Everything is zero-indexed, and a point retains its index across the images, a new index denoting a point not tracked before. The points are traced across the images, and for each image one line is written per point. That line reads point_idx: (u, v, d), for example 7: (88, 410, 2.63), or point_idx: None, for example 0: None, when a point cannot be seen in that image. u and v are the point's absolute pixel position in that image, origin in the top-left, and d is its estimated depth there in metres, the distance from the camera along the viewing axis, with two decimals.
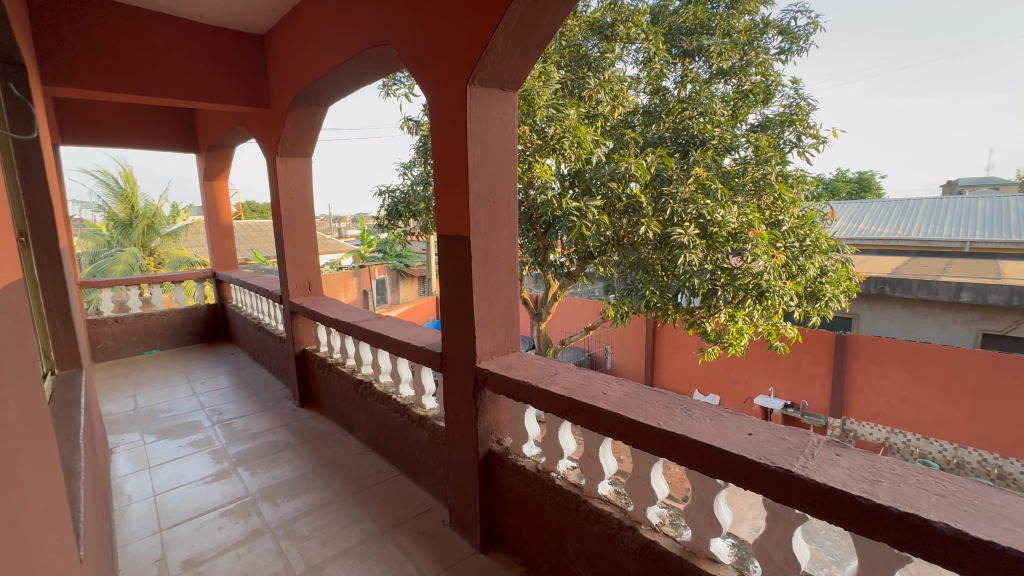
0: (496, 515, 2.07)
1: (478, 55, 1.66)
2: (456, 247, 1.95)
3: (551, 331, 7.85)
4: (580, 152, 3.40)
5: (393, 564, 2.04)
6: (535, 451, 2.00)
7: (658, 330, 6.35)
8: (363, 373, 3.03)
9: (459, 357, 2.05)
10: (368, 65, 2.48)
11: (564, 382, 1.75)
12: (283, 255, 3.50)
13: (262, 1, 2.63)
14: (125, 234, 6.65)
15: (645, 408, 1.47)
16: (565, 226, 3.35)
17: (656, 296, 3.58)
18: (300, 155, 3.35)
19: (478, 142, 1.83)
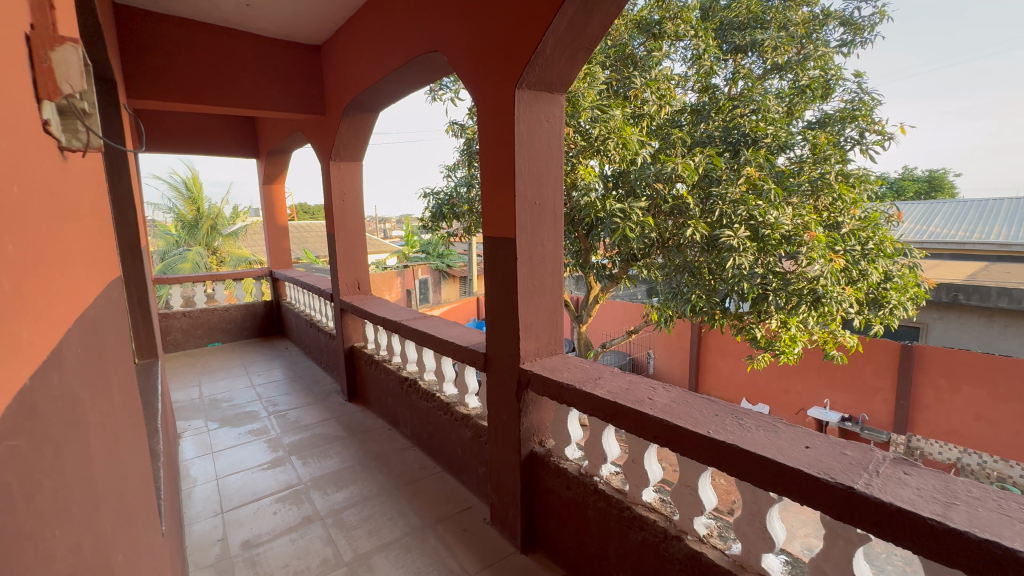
0: (537, 517, 2.08)
1: (527, 59, 1.69)
2: (502, 249, 1.98)
3: (591, 333, 7.77)
4: (624, 154, 3.37)
5: (435, 558, 2.10)
6: (578, 454, 2.00)
7: (704, 335, 6.15)
8: (408, 371, 3.13)
9: (503, 358, 2.08)
10: (417, 72, 2.56)
11: (608, 386, 1.74)
12: (335, 255, 3.66)
13: (321, 13, 2.77)
14: (192, 234, 7.14)
15: (693, 415, 1.44)
16: (608, 228, 3.33)
17: (702, 300, 3.46)
18: (352, 159, 3.50)
19: (525, 145, 1.85)
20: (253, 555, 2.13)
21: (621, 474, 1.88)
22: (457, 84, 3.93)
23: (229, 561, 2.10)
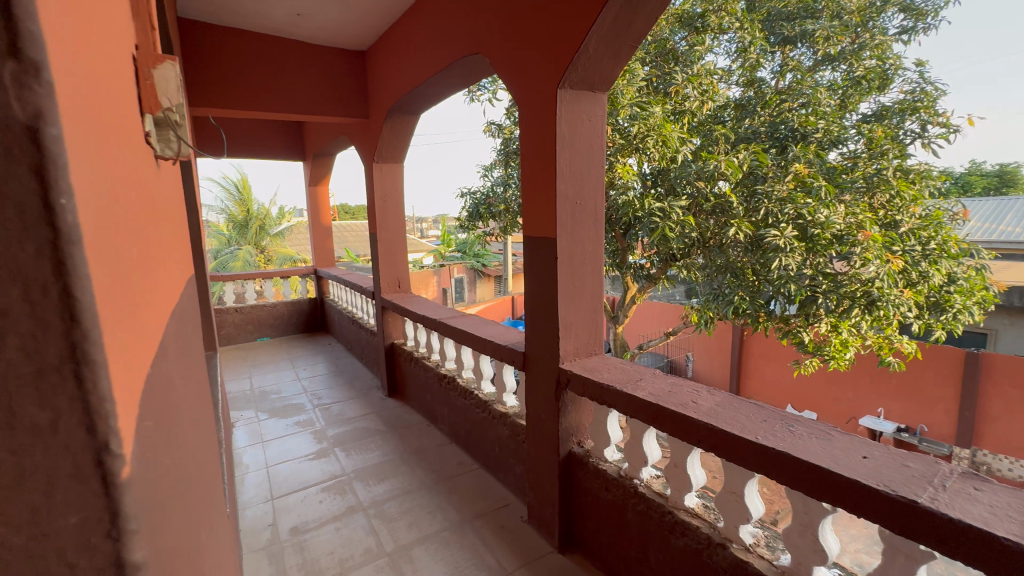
0: (575, 517, 2.08)
1: (570, 58, 1.69)
2: (542, 248, 1.99)
3: (628, 334, 7.65)
4: (664, 151, 3.29)
5: (473, 553, 2.13)
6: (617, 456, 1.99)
7: (746, 338, 5.94)
8: (447, 368, 3.19)
9: (542, 357, 2.10)
10: (458, 74, 2.60)
11: (649, 388, 1.72)
12: (377, 253, 3.77)
13: (367, 19, 2.86)
14: (242, 234, 7.51)
15: (740, 420, 1.40)
16: (646, 228, 3.28)
17: (746, 302, 3.32)
18: (394, 161, 3.60)
19: (567, 145, 1.85)
20: (301, 540, 2.24)
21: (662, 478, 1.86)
22: (495, 84, 3.96)
23: (279, 545, 2.21)
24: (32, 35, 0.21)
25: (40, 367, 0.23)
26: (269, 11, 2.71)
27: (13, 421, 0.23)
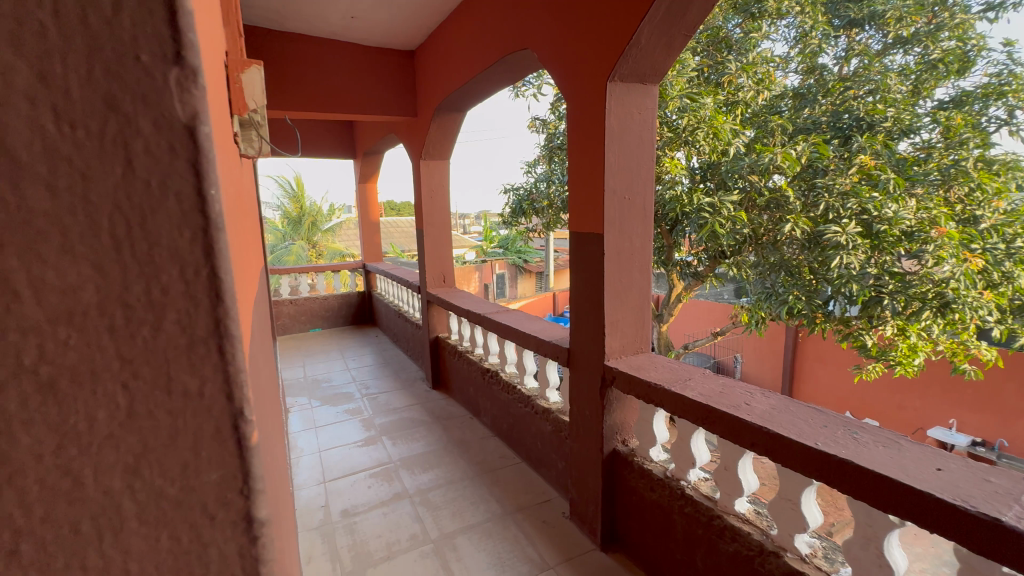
0: (619, 516, 2.06)
1: (622, 50, 1.66)
2: (589, 244, 1.98)
3: (672, 333, 7.45)
4: (715, 144, 3.17)
5: (516, 545, 2.16)
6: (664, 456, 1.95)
7: (801, 341, 5.64)
8: (490, 363, 3.23)
9: (588, 354, 2.08)
10: (505, 70, 2.62)
11: (699, 388, 1.67)
12: (424, 249, 3.86)
13: (417, 18, 2.92)
14: (296, 230, 7.90)
15: (798, 425, 1.34)
16: (695, 224, 3.18)
17: (802, 302, 3.10)
18: (440, 158, 3.67)
19: (616, 139, 1.82)
20: (351, 523, 2.34)
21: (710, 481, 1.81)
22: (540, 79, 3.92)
23: (331, 526, 2.32)
24: (189, 41, 0.23)
25: (190, 340, 0.25)
26: (326, 15, 2.83)
27: (166, 388, 0.25)
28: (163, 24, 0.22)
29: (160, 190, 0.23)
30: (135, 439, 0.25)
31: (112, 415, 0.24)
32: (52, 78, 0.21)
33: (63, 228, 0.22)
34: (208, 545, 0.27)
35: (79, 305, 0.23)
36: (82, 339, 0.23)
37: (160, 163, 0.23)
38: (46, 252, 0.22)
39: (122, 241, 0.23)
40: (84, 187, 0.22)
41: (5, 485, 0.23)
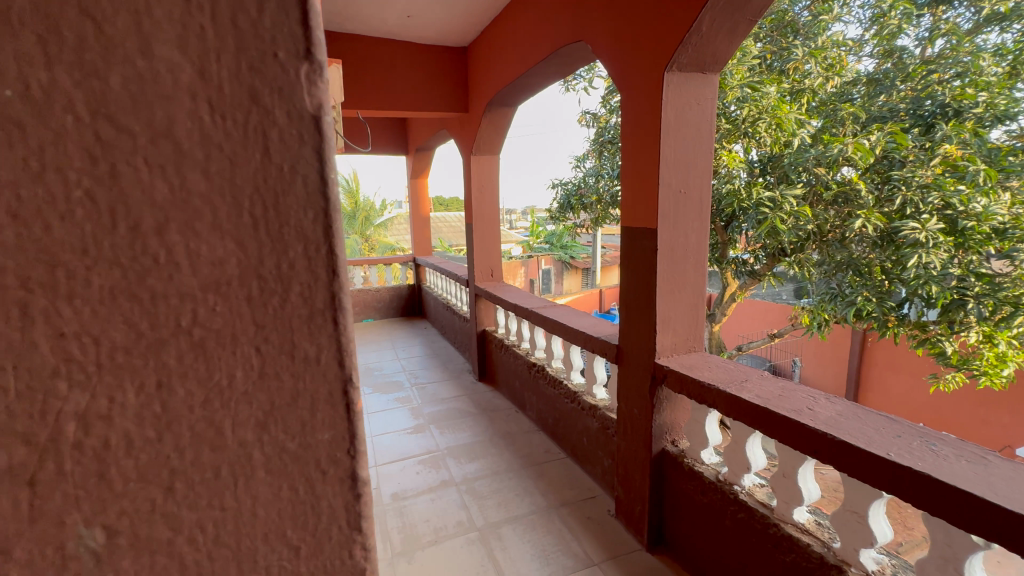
0: (667, 518, 2.02)
1: (682, 38, 1.61)
2: (642, 240, 1.94)
3: (725, 334, 7.16)
4: (778, 136, 2.96)
5: (560, 539, 2.16)
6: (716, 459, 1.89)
7: (869, 346, 5.26)
8: (536, 357, 3.25)
9: (638, 350, 2.05)
10: (557, 64, 2.60)
11: (756, 391, 1.60)
12: (473, 243, 3.92)
13: (470, 15, 2.96)
14: (350, 224, 8.22)
15: (868, 433, 1.26)
16: (752, 221, 3.02)
17: (871, 303, 2.89)
18: (490, 153, 3.70)
19: (672, 131, 1.77)
20: (401, 506, 2.43)
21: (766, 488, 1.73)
22: (591, 72, 3.86)
23: (382, 508, 2.42)
24: (316, 40, 0.26)
25: (310, 311, 0.28)
26: (384, 15, 2.92)
27: (289, 352, 0.28)
28: (296, 22, 0.25)
29: (291, 174, 0.26)
30: (265, 397, 0.28)
31: (248, 374, 0.27)
32: (208, 71, 0.24)
33: (213, 207, 0.25)
34: (318, 499, 0.30)
35: (225, 275, 0.26)
36: (226, 305, 0.26)
37: (290, 149, 0.26)
38: (200, 227, 0.25)
39: (260, 219, 0.26)
40: (230, 169, 0.25)
41: (163, 432, 0.25)
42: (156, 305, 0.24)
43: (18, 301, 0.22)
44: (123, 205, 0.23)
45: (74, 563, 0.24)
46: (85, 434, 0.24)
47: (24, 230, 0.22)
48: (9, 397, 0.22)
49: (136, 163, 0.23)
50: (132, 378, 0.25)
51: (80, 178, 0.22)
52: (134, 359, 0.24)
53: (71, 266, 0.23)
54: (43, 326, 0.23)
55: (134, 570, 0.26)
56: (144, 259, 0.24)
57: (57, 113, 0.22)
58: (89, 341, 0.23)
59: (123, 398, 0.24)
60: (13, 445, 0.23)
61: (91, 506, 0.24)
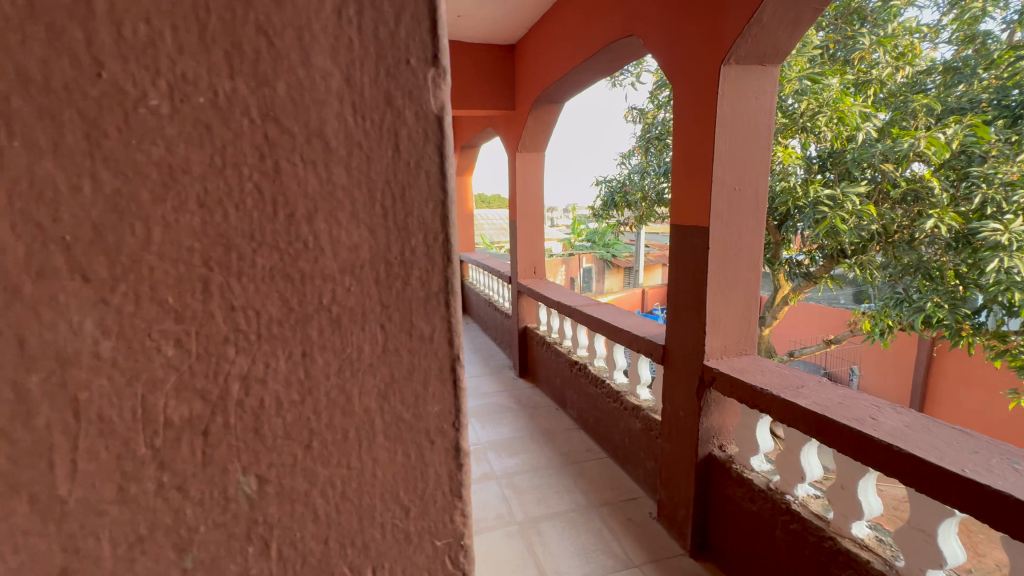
0: (713, 524, 1.97)
1: (740, 29, 1.55)
2: (693, 238, 1.89)
3: (775, 338, 6.83)
4: (841, 130, 2.67)
5: (601, 538, 2.15)
6: (767, 467, 1.83)
7: (938, 356, 4.88)
8: (579, 356, 3.24)
9: (686, 352, 2.00)
10: (607, 60, 2.58)
11: (814, 397, 1.53)
12: (516, 240, 3.95)
13: (520, 12, 2.98)
14: None
15: (939, 446, 1.19)
16: (809, 220, 2.73)
17: (943, 310, 2.56)
18: (536, 150, 3.72)
19: (728, 126, 1.71)
20: None
21: (822, 499, 1.66)
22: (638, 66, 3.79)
23: None
24: (442, 46, 0.29)
25: (427, 294, 0.31)
26: None
27: (408, 331, 0.31)
28: (426, 31, 0.28)
29: (417, 169, 0.29)
30: (386, 370, 0.31)
31: (373, 349, 0.30)
32: (354, 79, 0.27)
33: (354, 199, 0.28)
34: (427, 465, 0.33)
35: (359, 260, 0.29)
36: (358, 287, 0.29)
37: (417, 146, 0.29)
38: (342, 216, 0.28)
39: (390, 210, 0.29)
40: (366, 165, 0.28)
41: (305, 396, 0.29)
42: (304, 284, 0.28)
43: (200, 277, 0.26)
44: (283, 195, 0.27)
45: (233, 506, 0.28)
46: (246, 393, 0.28)
47: (208, 216, 0.25)
48: (191, 358, 0.26)
49: (296, 159, 0.27)
50: (283, 347, 0.28)
51: (251, 174, 0.26)
52: (284, 331, 0.28)
53: (241, 248, 0.26)
54: (218, 300, 0.26)
55: (278, 515, 0.29)
56: (296, 245, 0.27)
57: (237, 117, 0.25)
58: (252, 313, 0.27)
59: (275, 364, 0.28)
60: (193, 400, 0.27)
61: (248, 457, 0.28)
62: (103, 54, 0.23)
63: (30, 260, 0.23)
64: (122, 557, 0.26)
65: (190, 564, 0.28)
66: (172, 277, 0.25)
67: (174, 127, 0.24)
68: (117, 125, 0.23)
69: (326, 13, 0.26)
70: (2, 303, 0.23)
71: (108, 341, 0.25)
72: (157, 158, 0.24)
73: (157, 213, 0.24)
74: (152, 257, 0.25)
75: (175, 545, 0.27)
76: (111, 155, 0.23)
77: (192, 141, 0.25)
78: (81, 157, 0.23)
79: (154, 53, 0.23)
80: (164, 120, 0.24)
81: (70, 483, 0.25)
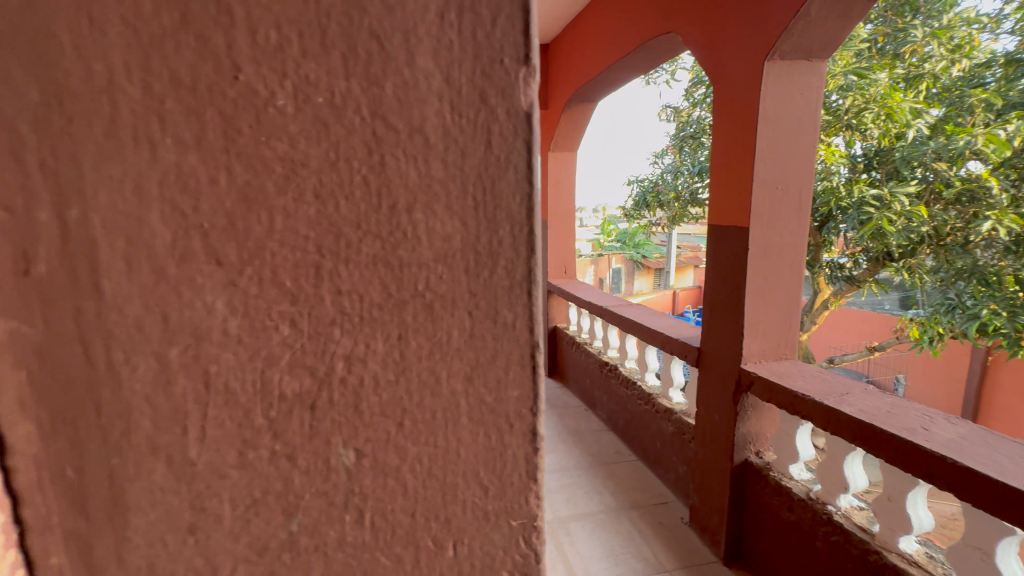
0: (749, 533, 1.90)
1: (786, 23, 1.47)
2: (731, 239, 1.80)
3: (814, 344, 6.56)
4: (887, 128, 2.41)
5: (631, 540, 2.11)
6: (806, 476, 1.77)
7: (994, 367, 4.59)
8: (609, 357, 3.21)
9: (722, 355, 1.91)
10: (643, 57, 2.55)
11: (859, 404, 1.45)
12: (547, 239, 3.93)
13: (555, 11, 2.97)
14: None
15: (1000, 461, 1.10)
16: (852, 222, 2.43)
17: (999, 320, 2.26)
18: (568, 148, 3.70)
19: (771, 122, 1.63)
20: None
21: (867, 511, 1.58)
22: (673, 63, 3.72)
23: None
24: (533, 45, 0.30)
25: (511, 283, 0.32)
26: None
27: (493, 318, 0.32)
28: (519, 32, 0.29)
29: (506, 163, 0.31)
30: (471, 355, 0.32)
31: (461, 334, 0.32)
32: (453, 79, 0.29)
33: (449, 191, 0.30)
34: (505, 447, 0.34)
35: (452, 249, 0.31)
36: (450, 275, 0.31)
37: (508, 142, 0.30)
38: (438, 207, 0.30)
39: (480, 202, 0.31)
40: (461, 160, 0.30)
41: (399, 375, 0.31)
42: (402, 271, 0.30)
43: (314, 263, 0.28)
44: (387, 188, 0.29)
45: (334, 476, 0.30)
46: (348, 372, 0.30)
47: (323, 207, 0.28)
48: (303, 337, 0.28)
49: (400, 154, 0.28)
50: (381, 330, 0.30)
51: (360, 168, 0.28)
52: (383, 315, 0.30)
53: (349, 236, 0.28)
54: (328, 284, 0.28)
55: (372, 487, 0.31)
56: (397, 235, 0.29)
57: (351, 116, 0.27)
58: (355, 297, 0.29)
59: (374, 345, 0.30)
60: (303, 376, 0.29)
61: (348, 431, 0.30)
62: (240, 58, 0.25)
63: (175, 244, 0.25)
64: (240, 517, 0.29)
65: (295, 528, 0.30)
66: (290, 262, 0.28)
67: (297, 124, 0.26)
68: (249, 122, 0.26)
69: (431, 17, 0.28)
70: (149, 283, 0.25)
71: (234, 319, 0.27)
72: (282, 153, 0.26)
73: (280, 203, 0.27)
74: (274, 243, 0.27)
75: (284, 509, 0.30)
76: (244, 150, 0.26)
77: (312, 137, 0.27)
78: (218, 151, 0.25)
79: (283, 56, 0.26)
80: (289, 118, 0.26)
81: (199, 447, 0.27)
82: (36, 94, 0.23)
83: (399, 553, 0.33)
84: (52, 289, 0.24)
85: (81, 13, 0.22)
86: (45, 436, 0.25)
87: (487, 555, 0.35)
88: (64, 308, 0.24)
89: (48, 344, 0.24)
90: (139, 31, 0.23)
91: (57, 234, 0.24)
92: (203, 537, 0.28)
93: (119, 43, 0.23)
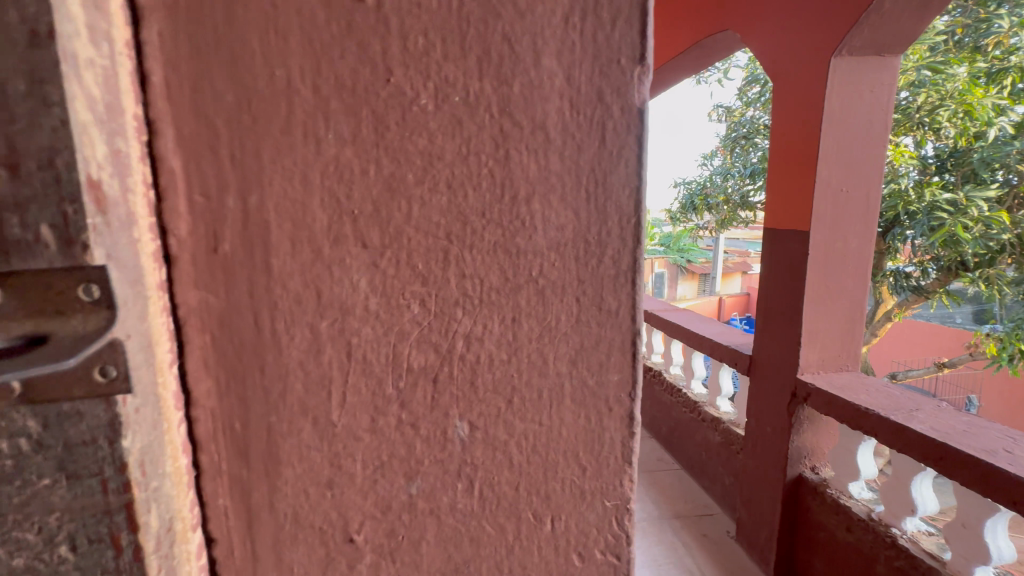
0: (802, 556, 1.57)
1: (858, 15, 1.24)
2: (787, 246, 1.52)
3: (873, 357, 6.12)
4: (966, 126, 2.07)
5: (672, 552, 1.79)
6: (869, 495, 1.42)
7: None
8: (653, 362, 2.94)
9: (772, 376, 1.62)
10: (697, 56, 2.47)
11: (930, 420, 1.18)
12: None
13: None
14: None
15: None
16: (921, 229, 2.15)
17: None
18: None
19: (837, 120, 1.36)
20: None
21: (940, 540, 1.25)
22: (727, 63, 3.54)
23: None
24: (648, 45, 0.31)
25: (617, 272, 0.34)
26: None
27: (598, 304, 0.34)
28: (636, 34, 0.31)
29: (616, 158, 0.32)
30: (577, 339, 0.34)
31: (569, 319, 0.34)
32: (573, 78, 0.31)
33: (564, 183, 0.32)
34: (603, 430, 0.36)
35: (564, 238, 0.32)
36: (561, 262, 0.33)
37: (620, 137, 0.32)
38: (553, 198, 0.32)
39: (592, 194, 0.32)
40: (577, 153, 0.32)
41: (512, 355, 0.33)
42: (519, 258, 0.32)
43: (443, 248, 0.31)
44: (510, 179, 0.31)
45: (450, 446, 0.33)
46: (467, 349, 0.32)
47: (454, 196, 0.30)
48: (431, 316, 0.31)
49: (523, 148, 0.31)
50: (497, 312, 0.32)
51: (488, 161, 0.30)
52: (501, 297, 0.32)
53: (473, 224, 0.31)
54: (454, 267, 0.31)
55: (482, 458, 0.34)
56: (516, 224, 0.32)
57: (482, 114, 0.30)
58: (476, 281, 0.32)
59: (491, 326, 0.32)
60: (429, 351, 0.31)
61: (465, 404, 0.33)
62: (393, 62, 0.28)
63: (331, 228, 0.29)
64: (369, 477, 0.32)
65: (415, 491, 0.33)
66: (424, 246, 0.30)
67: (436, 121, 0.29)
68: (397, 120, 0.29)
69: (557, 21, 0.30)
70: (309, 261, 0.29)
71: (374, 297, 0.30)
72: (422, 147, 0.29)
73: (418, 192, 0.30)
74: (411, 229, 0.30)
75: (406, 473, 0.33)
76: (391, 145, 0.29)
77: (448, 132, 0.29)
78: (370, 146, 0.28)
79: (428, 60, 0.28)
80: (429, 115, 0.29)
81: (340, 411, 0.31)
82: (231, 96, 0.26)
83: (503, 523, 0.35)
84: (235, 266, 0.28)
85: (270, 26, 0.26)
86: (220, 392, 0.28)
87: (582, 533, 0.37)
88: (241, 281, 0.28)
89: (227, 312, 0.28)
90: (313, 40, 0.27)
91: (240, 218, 0.27)
92: (339, 492, 0.32)
93: (297, 51, 0.26)
